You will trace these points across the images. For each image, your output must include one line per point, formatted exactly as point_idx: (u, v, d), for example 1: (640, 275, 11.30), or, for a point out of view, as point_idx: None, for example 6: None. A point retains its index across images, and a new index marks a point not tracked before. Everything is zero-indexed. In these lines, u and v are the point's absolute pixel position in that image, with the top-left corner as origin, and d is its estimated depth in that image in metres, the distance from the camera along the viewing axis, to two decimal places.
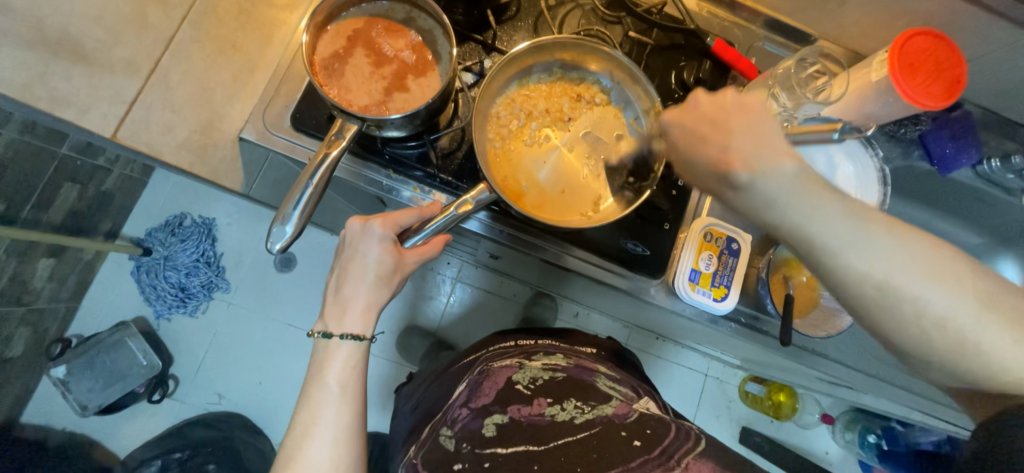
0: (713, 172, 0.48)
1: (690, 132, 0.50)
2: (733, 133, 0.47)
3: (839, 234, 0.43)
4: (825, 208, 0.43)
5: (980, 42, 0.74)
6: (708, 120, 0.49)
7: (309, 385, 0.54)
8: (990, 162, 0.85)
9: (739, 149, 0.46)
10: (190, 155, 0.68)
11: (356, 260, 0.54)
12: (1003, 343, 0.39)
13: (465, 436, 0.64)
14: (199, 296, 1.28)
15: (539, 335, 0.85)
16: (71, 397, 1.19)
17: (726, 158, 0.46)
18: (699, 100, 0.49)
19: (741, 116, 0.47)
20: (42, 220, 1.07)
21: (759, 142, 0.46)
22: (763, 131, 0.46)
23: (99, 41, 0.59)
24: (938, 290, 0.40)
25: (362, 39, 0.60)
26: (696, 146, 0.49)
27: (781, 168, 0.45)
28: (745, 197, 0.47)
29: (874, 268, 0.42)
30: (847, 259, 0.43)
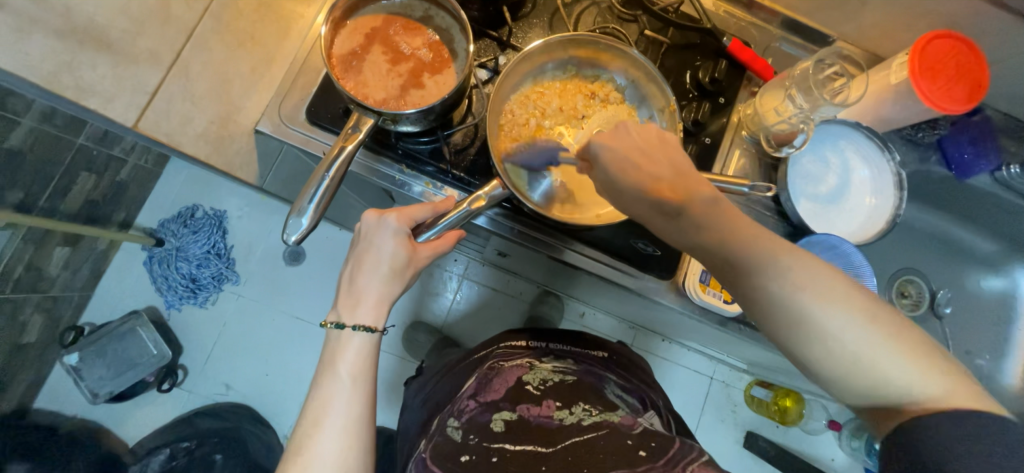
0: (644, 199, 0.50)
1: (624, 158, 0.51)
2: (657, 163, 0.51)
3: (809, 301, 0.44)
4: (794, 274, 0.45)
5: (1002, 45, 0.73)
6: (633, 150, 0.52)
7: (321, 373, 0.54)
8: (1010, 168, 0.86)
9: (670, 180, 0.50)
10: (208, 145, 0.70)
11: (371, 253, 0.55)
12: (908, 368, 0.42)
13: (472, 428, 0.66)
14: (209, 287, 1.30)
15: (554, 336, 0.84)
16: (83, 384, 1.20)
17: (658, 187, 0.50)
18: (629, 129, 0.53)
19: (659, 149, 0.52)
20: (58, 209, 1.09)
21: (681, 172, 0.51)
22: (679, 164, 0.51)
23: (124, 30, 0.58)
24: (896, 359, 0.42)
25: (379, 35, 0.61)
26: (629, 172, 0.51)
27: (711, 209, 0.49)
28: (671, 223, 0.50)
29: (838, 336, 0.43)
30: (816, 327, 0.44)
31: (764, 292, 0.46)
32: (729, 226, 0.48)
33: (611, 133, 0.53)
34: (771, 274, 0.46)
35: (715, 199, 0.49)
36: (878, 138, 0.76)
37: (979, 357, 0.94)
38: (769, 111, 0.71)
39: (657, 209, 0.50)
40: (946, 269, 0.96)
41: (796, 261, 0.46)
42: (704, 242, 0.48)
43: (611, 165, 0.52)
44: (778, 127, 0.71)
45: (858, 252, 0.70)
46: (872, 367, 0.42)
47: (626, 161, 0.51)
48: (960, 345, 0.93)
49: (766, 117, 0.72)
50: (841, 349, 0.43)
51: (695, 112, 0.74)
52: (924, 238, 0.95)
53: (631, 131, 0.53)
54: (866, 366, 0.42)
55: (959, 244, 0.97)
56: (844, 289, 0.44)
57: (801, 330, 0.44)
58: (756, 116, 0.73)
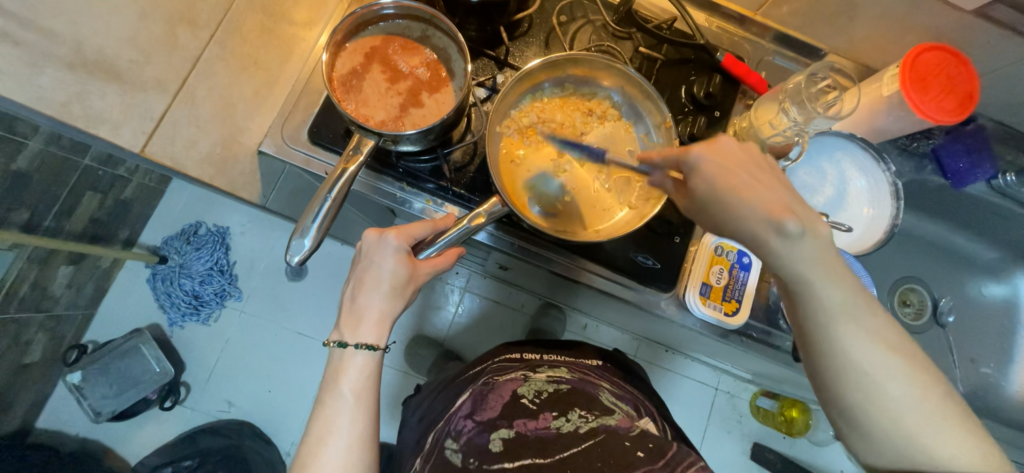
0: (764, 219, 0.46)
1: (726, 171, 0.48)
2: (770, 188, 0.48)
3: (879, 362, 0.44)
4: (872, 327, 0.45)
5: (993, 56, 0.74)
6: (737, 171, 0.48)
7: (324, 392, 0.55)
8: (1005, 176, 0.86)
9: (786, 202, 0.47)
10: (212, 168, 0.71)
11: (372, 271, 0.55)
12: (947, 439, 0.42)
13: (471, 451, 0.65)
14: (212, 304, 1.30)
15: (545, 348, 0.85)
16: (86, 403, 1.21)
17: (772, 208, 0.46)
18: (730, 145, 0.50)
19: (768, 175, 0.49)
20: (63, 229, 1.10)
21: (793, 197, 0.48)
22: (790, 189, 0.49)
23: (132, 61, 0.61)
24: (943, 431, 0.43)
25: (378, 57, 0.62)
26: (739, 189, 0.47)
27: (825, 243, 0.46)
28: (792, 249, 0.45)
29: (894, 399, 0.43)
30: (878, 385, 0.43)
31: (838, 336, 0.45)
32: (826, 257, 0.46)
33: (720, 148, 0.50)
34: (850, 322, 0.45)
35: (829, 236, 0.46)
36: (873, 148, 0.77)
37: (984, 365, 0.96)
38: (764, 124, 0.72)
39: (775, 230, 0.45)
40: (945, 276, 0.96)
41: (878, 318, 0.45)
42: (806, 275, 0.45)
43: (716, 178, 0.48)
44: (774, 139, 0.72)
45: (858, 266, 0.71)
46: (916, 433, 0.43)
47: (730, 179, 0.48)
48: (965, 353, 0.95)
49: (762, 130, 0.72)
50: (894, 412, 0.43)
51: (691, 126, 0.75)
52: (923, 245, 0.95)
53: (730, 151, 0.50)
54: (910, 430, 0.43)
55: (959, 251, 0.97)
56: (908, 352, 0.45)
57: (860, 386, 0.44)
58: (753, 129, 0.74)
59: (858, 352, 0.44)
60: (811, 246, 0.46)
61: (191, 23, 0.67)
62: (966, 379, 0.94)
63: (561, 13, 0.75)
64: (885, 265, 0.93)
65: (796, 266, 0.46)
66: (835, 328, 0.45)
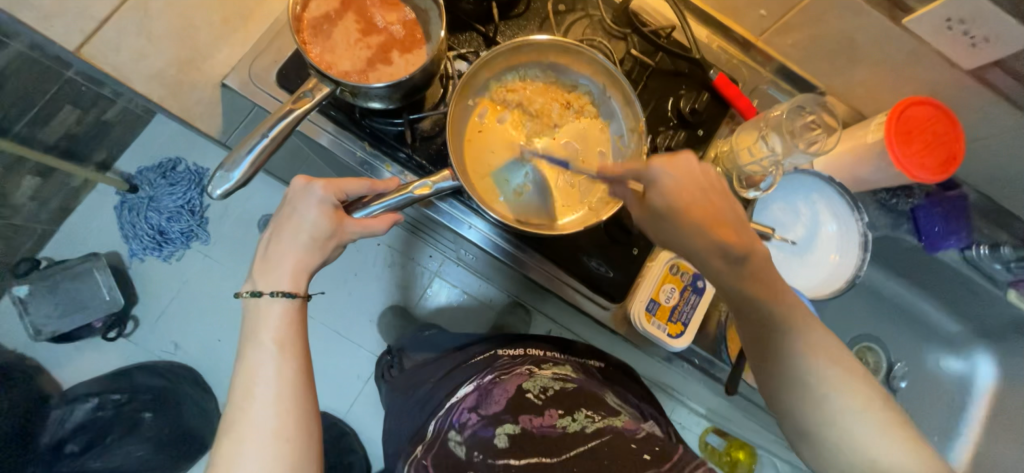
0: (709, 245, 0.52)
1: (684, 190, 0.52)
2: (717, 206, 0.53)
3: (822, 376, 0.50)
4: (817, 346, 0.51)
5: (985, 124, 0.73)
6: (691, 189, 0.52)
7: (244, 343, 0.52)
8: (979, 248, 0.83)
9: (728, 221, 0.52)
10: (162, 88, 0.66)
11: (293, 220, 0.53)
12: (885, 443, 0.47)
13: (476, 445, 0.61)
14: (176, 242, 1.27)
15: (538, 342, 0.82)
16: (28, 319, 1.17)
17: (719, 228, 0.52)
18: (693, 162, 0.54)
19: (718, 195, 0.53)
20: (35, 137, 1.09)
21: (738, 218, 0.53)
22: (735, 209, 0.54)
23: None
24: (881, 438, 0.48)
25: (355, 5, 0.59)
26: (689, 206, 0.52)
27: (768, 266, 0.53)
28: (734, 268, 0.52)
29: (835, 409, 0.49)
30: (821, 399, 0.49)
31: (791, 349, 0.51)
32: (776, 283, 0.53)
33: (676, 162, 0.53)
34: (800, 341, 0.51)
35: (767, 256, 0.53)
36: (849, 195, 0.75)
37: (929, 437, 0.94)
38: (744, 150, 0.70)
39: (722, 256, 0.52)
40: (908, 342, 0.95)
41: (830, 341, 0.51)
42: (748, 295, 0.52)
43: (670, 194, 0.52)
44: (750, 167, 0.70)
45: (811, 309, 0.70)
46: (867, 443, 0.48)
47: (682, 198, 0.52)
48: (911, 421, 0.94)
49: (740, 156, 0.70)
50: (834, 420, 0.49)
51: (670, 140, 0.73)
52: (889, 306, 0.93)
53: (687, 165, 0.53)
54: (856, 439, 0.48)
55: (925, 319, 0.95)
56: (851, 366, 0.50)
57: (808, 400, 0.50)
58: (732, 154, 0.71)
59: (803, 370, 0.50)
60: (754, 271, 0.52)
61: None
62: None
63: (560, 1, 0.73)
64: (848, 318, 0.92)
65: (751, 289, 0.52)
66: (784, 349, 0.52)
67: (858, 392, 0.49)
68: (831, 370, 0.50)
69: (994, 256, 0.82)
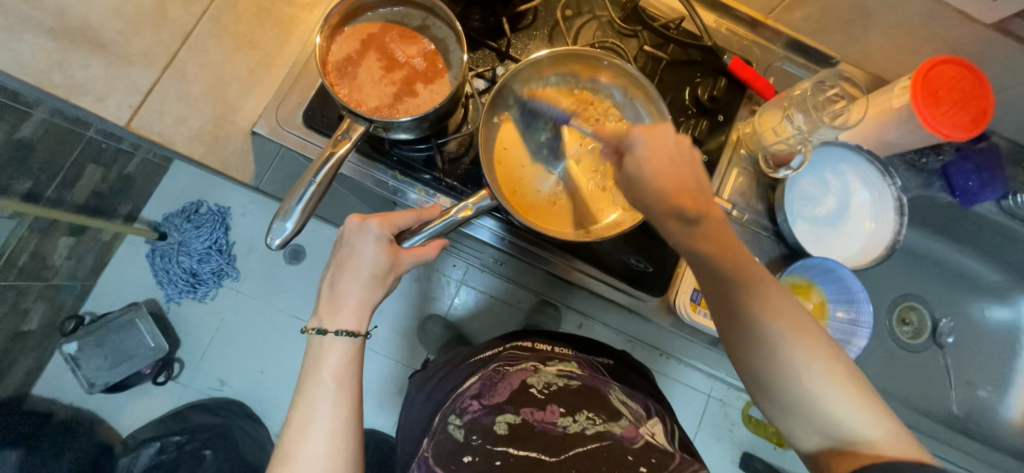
0: (666, 209, 0.50)
1: (650, 157, 0.51)
2: (684, 172, 0.51)
3: (782, 337, 0.46)
4: (775, 308, 0.47)
5: (1010, 73, 0.72)
6: (663, 156, 0.51)
7: (303, 379, 0.54)
8: (1016, 197, 0.83)
9: (691, 190, 0.50)
10: (202, 145, 0.70)
11: (353, 260, 0.55)
12: (847, 403, 0.44)
13: (475, 429, 0.62)
14: (209, 282, 1.30)
15: (554, 340, 0.83)
16: (80, 373, 1.21)
17: (680, 196, 0.49)
18: (670, 135, 0.52)
19: (688, 165, 0.51)
20: (65, 200, 1.11)
21: (702, 187, 0.51)
22: (700, 180, 0.52)
23: (119, 33, 0.63)
24: (842, 399, 0.44)
25: (375, 43, 0.62)
26: (656, 172, 0.50)
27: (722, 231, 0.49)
28: (688, 231, 0.49)
29: (795, 373, 0.45)
30: (781, 362, 0.46)
31: (752, 311, 0.47)
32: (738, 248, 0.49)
33: (656, 132, 0.52)
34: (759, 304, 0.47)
35: (724, 223, 0.50)
36: (879, 162, 0.75)
37: (980, 388, 0.94)
38: (767, 131, 0.70)
39: (678, 218, 0.49)
40: (948, 297, 0.94)
41: (791, 305, 0.48)
42: (698, 252, 0.49)
43: (644, 161, 0.51)
44: (776, 146, 0.70)
45: (857, 281, 0.69)
46: (827, 406, 0.44)
47: (655, 164, 0.51)
48: (961, 375, 0.93)
49: (765, 136, 0.71)
50: (794, 381, 0.45)
51: (692, 130, 0.73)
52: (924, 264, 0.93)
53: (664, 137, 0.52)
54: (818, 403, 0.45)
55: (962, 272, 0.94)
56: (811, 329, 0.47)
57: (765, 361, 0.47)
58: (755, 135, 0.72)
59: (763, 331, 0.47)
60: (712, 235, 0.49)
61: None
62: (962, 402, 0.92)
63: (567, 7, 0.74)
64: (884, 282, 0.91)
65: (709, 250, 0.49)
66: (740, 310, 0.48)
67: (816, 351, 0.46)
68: (784, 327, 0.46)
69: None
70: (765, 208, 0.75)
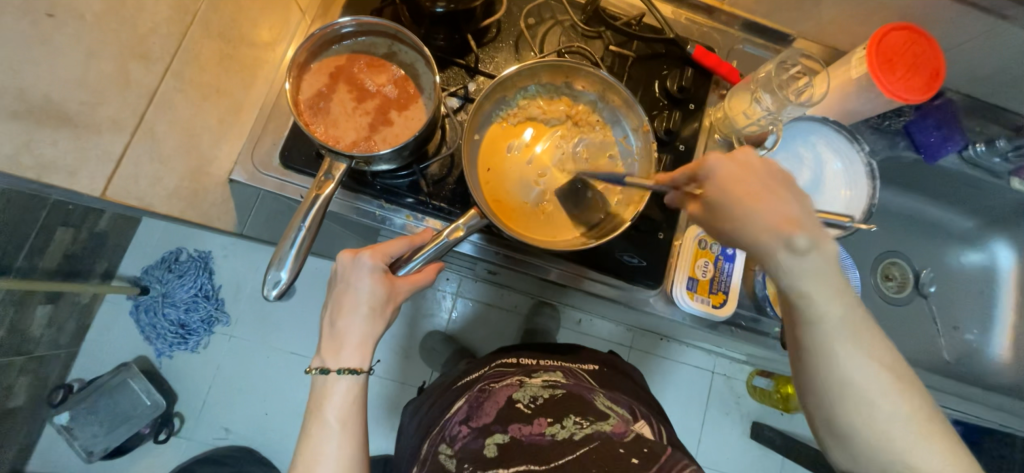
0: (768, 236, 0.44)
1: (737, 179, 0.46)
2: (781, 197, 0.45)
3: (875, 384, 0.43)
4: (863, 342, 0.44)
5: (955, 33, 0.76)
6: (748, 180, 0.46)
7: (308, 421, 0.54)
8: (975, 147, 0.87)
9: (795, 218, 0.44)
10: (182, 202, 0.73)
11: (350, 294, 0.55)
12: (933, 456, 0.43)
13: (466, 456, 0.63)
14: (199, 331, 1.27)
15: (543, 353, 0.82)
16: (76, 443, 1.17)
17: (783, 224, 0.44)
18: (751, 154, 0.47)
19: (782, 183, 0.45)
20: (37, 267, 1.04)
21: (805, 214, 0.45)
22: (800, 200, 0.46)
23: (83, 103, 0.57)
24: (929, 451, 0.43)
25: (344, 76, 0.62)
26: (746, 198, 0.45)
27: (832, 265, 0.44)
28: (802, 267, 0.44)
29: (874, 409, 0.43)
30: (860, 397, 0.44)
31: (848, 358, 0.44)
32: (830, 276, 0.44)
33: (735, 155, 0.47)
34: (848, 337, 0.44)
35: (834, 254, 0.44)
36: (846, 130, 0.78)
37: (967, 332, 0.98)
38: (738, 115, 0.73)
39: (783, 244, 0.43)
40: (926, 248, 0.98)
41: (883, 350, 0.45)
42: (811, 293, 0.44)
43: (725, 180, 0.46)
44: (749, 129, 0.73)
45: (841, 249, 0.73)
46: (907, 448, 0.43)
47: (737, 187, 0.46)
48: (948, 321, 0.97)
49: (737, 121, 0.73)
50: (883, 431, 0.43)
51: (667, 121, 0.74)
52: (899, 219, 0.97)
53: (749, 157, 0.47)
54: (900, 447, 0.43)
55: (935, 222, 0.99)
56: (893, 368, 0.44)
57: (843, 396, 0.44)
58: (727, 119, 0.74)
59: (857, 377, 0.44)
60: (824, 271, 0.44)
61: (142, 57, 0.62)
62: (951, 348, 0.96)
63: (529, 15, 0.75)
64: (865, 243, 0.94)
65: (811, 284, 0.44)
66: (823, 341, 0.44)
67: (905, 398, 0.44)
68: (876, 373, 0.44)
69: (992, 151, 0.86)
70: None
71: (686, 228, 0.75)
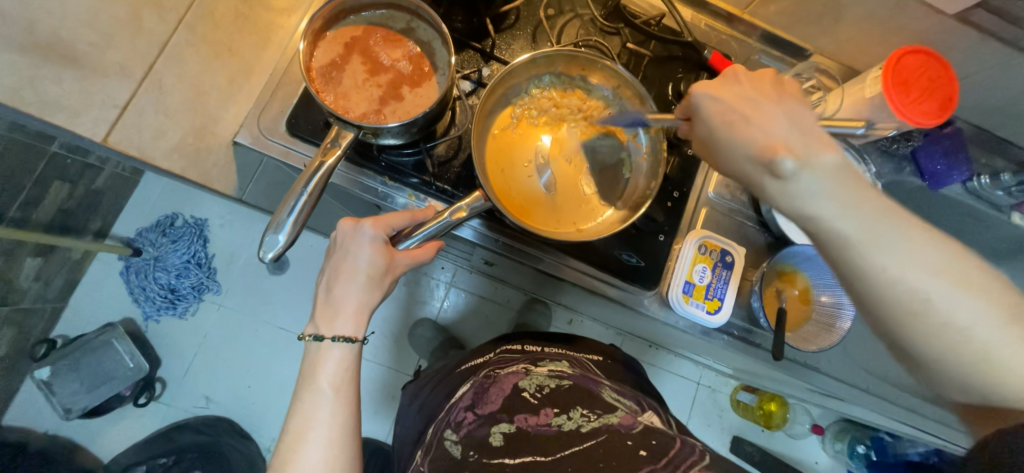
0: (755, 158, 0.46)
1: (726, 110, 0.49)
2: (770, 117, 0.47)
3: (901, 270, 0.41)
4: (924, 259, 0.41)
5: (970, 62, 0.76)
6: (741, 102, 0.49)
7: (300, 388, 0.53)
8: (980, 178, 0.87)
9: (784, 138, 0.46)
10: (183, 159, 0.71)
11: (348, 261, 0.54)
12: (1000, 336, 0.39)
13: (470, 443, 0.62)
14: (189, 297, 1.25)
15: (545, 341, 0.83)
16: (55, 400, 1.16)
17: (772, 143, 0.45)
18: (740, 85, 0.50)
19: (773, 102, 0.48)
20: (30, 219, 1.03)
21: (801, 130, 0.46)
22: (796, 120, 0.47)
23: (91, 45, 0.60)
24: (996, 329, 0.39)
25: (358, 47, 0.61)
26: (734, 127, 0.48)
27: (836, 171, 0.44)
28: (785, 188, 0.45)
29: (979, 357, 0.39)
30: (995, 363, 0.39)
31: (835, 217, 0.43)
32: (844, 186, 0.43)
33: (720, 80, 0.51)
34: (910, 260, 0.41)
35: (840, 162, 0.44)
36: (855, 149, 0.79)
37: None
38: None
39: (770, 167, 0.45)
40: None
41: (874, 199, 0.43)
42: (810, 190, 0.44)
43: (713, 116, 0.50)
44: None
45: None
46: (965, 328, 0.39)
47: (729, 111, 0.49)
48: None
49: None
50: (919, 313, 0.41)
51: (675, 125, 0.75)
52: None
53: (734, 85, 0.51)
54: (955, 329, 0.40)
55: None
56: (1003, 296, 0.40)
57: (891, 300, 0.41)
58: None
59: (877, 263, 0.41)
60: (857, 199, 0.43)
61: (155, 6, 0.66)
62: None
63: (549, 6, 0.74)
64: None
65: (854, 223, 0.42)
66: (853, 252, 0.42)
67: (945, 275, 0.40)
68: (893, 250, 0.41)
69: (995, 184, 0.86)
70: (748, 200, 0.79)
71: (688, 232, 0.75)
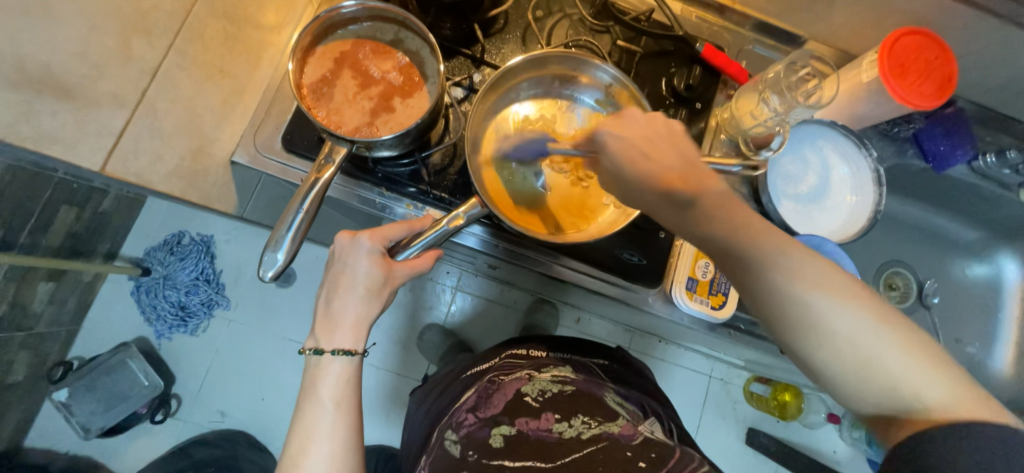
0: (654, 191, 0.49)
1: (629, 145, 0.50)
2: (665, 155, 0.49)
3: (802, 290, 0.42)
4: (822, 281, 0.42)
5: (969, 40, 0.75)
6: (643, 139, 0.50)
7: (302, 401, 0.53)
8: (986, 157, 0.85)
9: (678, 172, 0.48)
10: (181, 181, 0.73)
11: (345, 275, 0.55)
12: (897, 358, 0.40)
13: (470, 443, 0.62)
14: (199, 314, 1.27)
15: (555, 347, 0.82)
16: (75, 420, 1.18)
17: (667, 177, 0.48)
18: (640, 120, 0.51)
19: (670, 136, 0.50)
20: (41, 244, 1.04)
21: (690, 163, 0.49)
22: (688, 155, 0.49)
23: (83, 76, 0.60)
24: (890, 352, 0.40)
25: (348, 61, 0.61)
26: (637, 162, 0.50)
27: (720, 202, 0.46)
28: (684, 216, 0.47)
29: (874, 379, 0.40)
30: (893, 385, 0.39)
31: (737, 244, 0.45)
32: (736, 218, 0.45)
33: (623, 117, 0.52)
34: (808, 281, 0.42)
35: (723, 192, 0.47)
36: (854, 135, 0.77)
37: (970, 345, 0.97)
38: (745, 115, 0.71)
39: (667, 200, 0.48)
40: (932, 259, 0.97)
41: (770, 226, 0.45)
42: (708, 220, 0.46)
43: (618, 151, 0.50)
44: (755, 130, 0.71)
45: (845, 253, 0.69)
46: (861, 350, 0.40)
47: (632, 148, 0.50)
48: (951, 334, 0.95)
49: (743, 121, 0.72)
50: (819, 334, 0.41)
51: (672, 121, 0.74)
52: (907, 229, 0.95)
53: (635, 119, 0.52)
54: (853, 351, 0.40)
55: (941, 234, 0.97)
56: (870, 301, 0.41)
57: (793, 321, 0.42)
58: (734, 119, 0.73)
59: (775, 282, 0.43)
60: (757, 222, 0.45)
61: (145, 33, 0.66)
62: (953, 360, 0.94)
63: (537, 7, 0.74)
64: (867, 249, 0.92)
65: (730, 233, 0.45)
66: (755, 269, 0.44)
67: (843, 298, 0.41)
68: (791, 271, 0.42)
69: (1001, 162, 0.85)
70: (749, 191, 0.76)
71: None
